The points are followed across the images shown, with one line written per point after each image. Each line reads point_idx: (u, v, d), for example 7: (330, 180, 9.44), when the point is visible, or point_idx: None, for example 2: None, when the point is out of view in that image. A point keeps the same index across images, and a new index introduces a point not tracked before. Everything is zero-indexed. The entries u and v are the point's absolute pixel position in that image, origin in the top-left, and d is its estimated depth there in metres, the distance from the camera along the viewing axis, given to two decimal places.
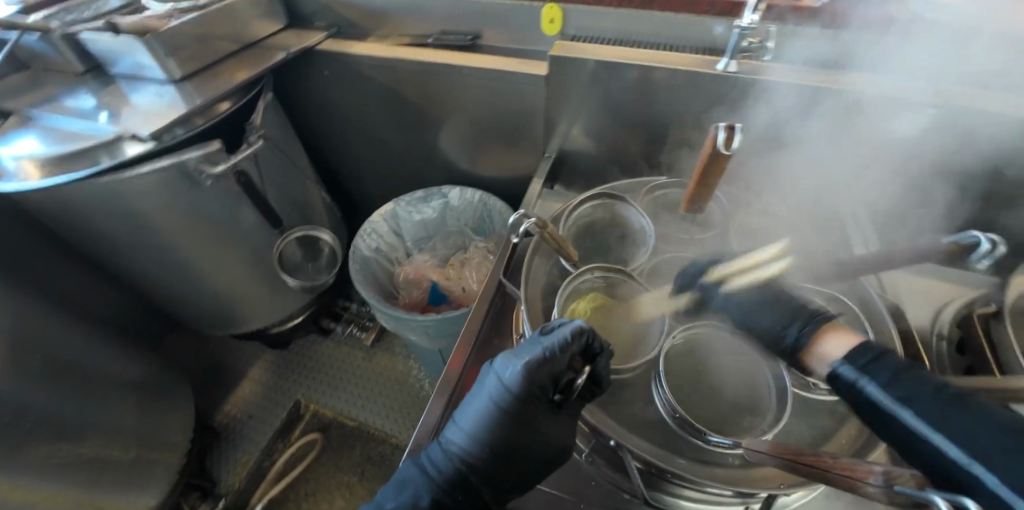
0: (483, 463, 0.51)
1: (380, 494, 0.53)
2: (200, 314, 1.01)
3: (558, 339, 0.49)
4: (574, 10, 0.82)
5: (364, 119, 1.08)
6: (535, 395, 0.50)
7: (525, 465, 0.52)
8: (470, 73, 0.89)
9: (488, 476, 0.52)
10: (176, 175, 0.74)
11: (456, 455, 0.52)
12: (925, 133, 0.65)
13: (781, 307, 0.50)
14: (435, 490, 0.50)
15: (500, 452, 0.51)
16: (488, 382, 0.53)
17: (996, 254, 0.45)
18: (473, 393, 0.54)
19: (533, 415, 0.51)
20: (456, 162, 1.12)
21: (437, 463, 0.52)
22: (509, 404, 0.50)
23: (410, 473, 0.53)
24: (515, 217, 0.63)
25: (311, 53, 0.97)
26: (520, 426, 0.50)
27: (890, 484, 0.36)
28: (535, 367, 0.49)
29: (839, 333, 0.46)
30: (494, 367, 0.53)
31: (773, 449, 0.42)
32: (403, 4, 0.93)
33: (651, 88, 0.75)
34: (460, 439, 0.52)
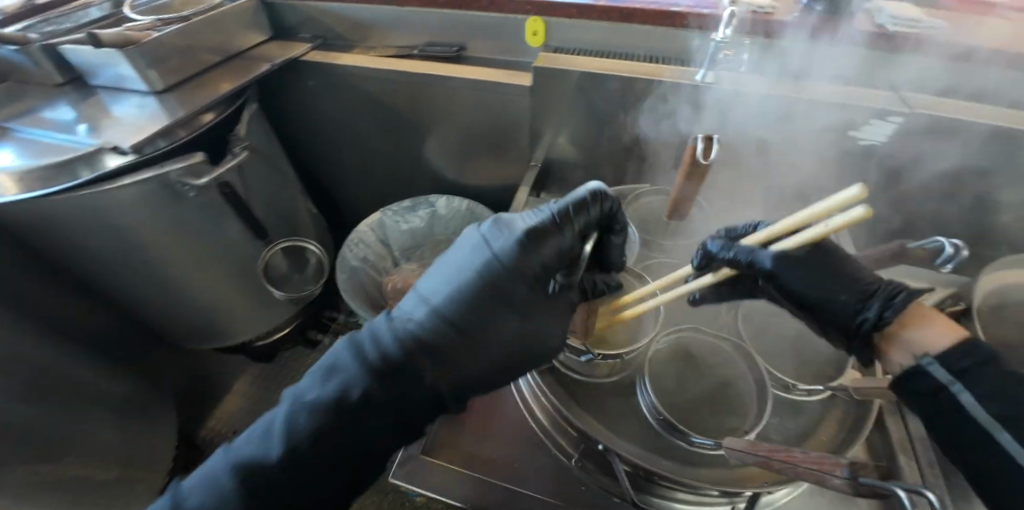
0: (434, 337, 0.45)
1: (306, 379, 0.48)
2: (186, 324, 1.01)
3: (567, 207, 0.48)
4: (557, 22, 0.82)
5: (350, 127, 1.08)
6: (523, 268, 0.46)
7: (481, 363, 0.46)
8: (454, 84, 0.89)
9: (439, 360, 0.45)
10: (156, 188, 0.73)
11: (406, 330, 0.46)
12: (897, 142, 0.66)
13: (862, 283, 0.44)
14: (371, 370, 0.45)
15: (460, 329, 0.45)
16: (472, 249, 0.49)
17: (960, 256, 0.41)
18: (453, 254, 0.50)
19: (509, 288, 0.46)
20: (443, 170, 1.12)
21: (387, 334, 0.47)
22: (491, 267, 0.46)
23: (344, 356, 0.48)
24: None
25: (296, 64, 0.97)
26: (491, 296, 0.45)
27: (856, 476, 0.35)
28: (532, 233, 0.46)
29: (937, 322, 0.41)
30: (481, 231, 0.50)
31: (751, 447, 0.38)
32: (386, 15, 0.93)
33: (632, 101, 0.75)
34: (421, 308, 0.47)
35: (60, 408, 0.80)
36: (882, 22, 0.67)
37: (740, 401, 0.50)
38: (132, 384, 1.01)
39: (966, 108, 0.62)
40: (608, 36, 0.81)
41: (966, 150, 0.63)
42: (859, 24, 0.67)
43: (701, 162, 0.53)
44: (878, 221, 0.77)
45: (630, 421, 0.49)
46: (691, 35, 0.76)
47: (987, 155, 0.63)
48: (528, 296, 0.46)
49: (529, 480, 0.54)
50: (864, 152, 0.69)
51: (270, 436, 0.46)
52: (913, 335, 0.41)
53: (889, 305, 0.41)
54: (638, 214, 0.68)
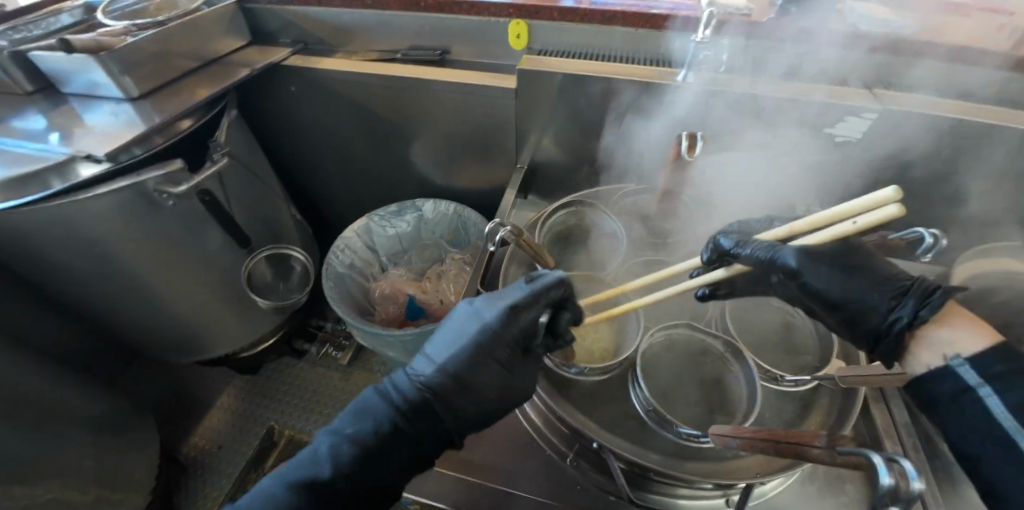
0: (447, 389, 0.47)
1: (337, 420, 0.49)
2: (166, 337, 0.98)
3: (541, 283, 0.48)
4: (539, 25, 0.83)
5: (333, 131, 1.07)
6: (510, 340, 0.48)
7: (488, 410, 0.48)
8: (438, 87, 0.89)
9: (454, 415, 0.47)
10: (132, 197, 0.71)
11: (421, 383, 0.48)
12: (871, 138, 0.68)
13: (893, 287, 0.43)
14: (394, 408, 0.47)
15: (467, 384, 0.47)
16: (464, 318, 0.51)
17: (940, 246, 0.43)
18: (447, 326, 0.52)
19: (500, 356, 0.48)
20: (429, 174, 1.11)
21: (400, 389, 0.48)
22: (484, 338, 0.48)
23: (370, 402, 0.49)
24: (490, 225, 0.58)
25: (277, 68, 0.95)
26: (487, 363, 0.48)
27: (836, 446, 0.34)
28: (515, 308, 0.48)
29: (966, 321, 0.38)
30: (473, 304, 0.51)
31: (734, 432, 0.39)
32: (368, 20, 0.92)
33: (615, 102, 0.76)
34: (428, 368, 0.49)
35: (32, 428, 0.76)
36: (853, 22, 0.69)
37: (728, 394, 0.50)
38: (110, 400, 0.97)
39: (933, 104, 0.65)
40: (591, 38, 0.82)
41: (936, 143, 0.66)
42: (832, 24, 0.69)
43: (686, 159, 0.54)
44: None
45: (622, 419, 0.49)
46: (672, 37, 0.77)
47: (954, 148, 0.66)
48: (508, 365, 0.48)
49: (523, 481, 0.53)
50: (841, 148, 0.71)
51: (318, 457, 0.45)
52: (940, 333, 0.39)
53: (921, 304, 0.40)
54: (625, 212, 0.68)
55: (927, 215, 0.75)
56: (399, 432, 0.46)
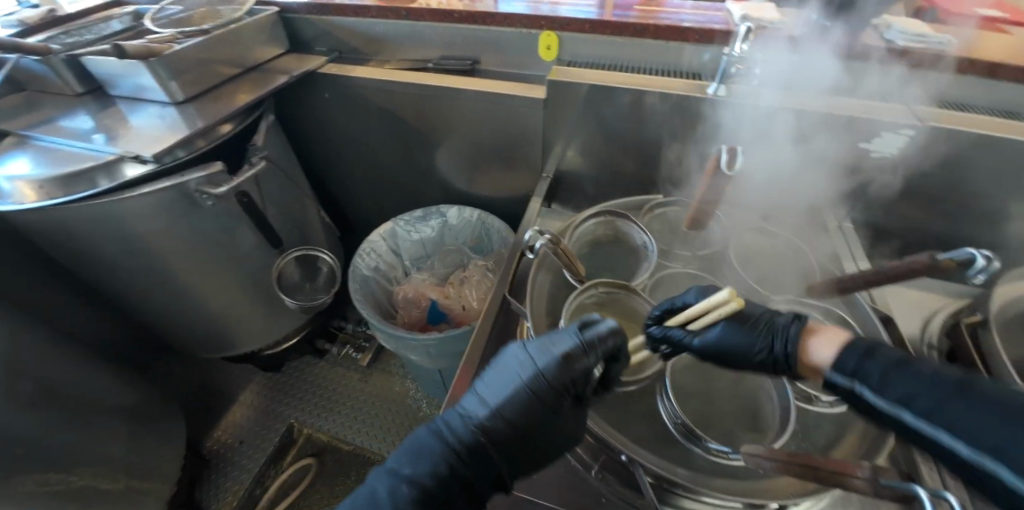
0: (500, 434, 0.48)
1: (392, 459, 0.50)
2: (196, 332, 1.01)
3: (596, 333, 0.48)
4: (570, 37, 0.84)
5: (362, 137, 1.09)
6: (564, 388, 0.48)
7: (537, 453, 0.49)
8: (467, 96, 0.90)
9: (504, 459, 0.48)
10: (175, 197, 0.74)
11: (473, 426, 0.49)
12: (908, 155, 0.67)
13: (766, 324, 0.48)
14: (448, 448, 0.48)
15: (520, 428, 0.48)
16: (516, 362, 0.50)
17: (992, 268, 0.43)
18: (497, 367, 0.51)
19: (553, 405, 0.48)
20: (453, 181, 1.13)
21: (454, 430, 0.49)
22: (538, 386, 0.48)
23: (425, 441, 0.49)
24: (529, 232, 0.60)
25: (312, 76, 0.98)
26: (540, 411, 0.48)
27: (875, 476, 0.35)
28: (571, 357, 0.47)
29: (823, 334, 0.47)
30: (527, 348, 0.51)
31: (769, 451, 0.39)
32: (401, 30, 0.95)
33: (644, 113, 0.76)
34: (480, 411, 0.49)
35: (70, 415, 0.80)
36: (892, 38, 0.68)
37: (760, 414, 0.49)
38: (142, 391, 1.01)
39: (974, 121, 0.64)
40: (621, 51, 0.82)
41: (976, 162, 0.64)
42: (868, 39, 0.68)
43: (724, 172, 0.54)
44: (889, 232, 0.77)
45: (649, 432, 0.49)
46: (704, 50, 0.78)
47: (997, 167, 0.64)
48: (561, 414, 0.48)
49: (547, 491, 0.53)
50: (875, 165, 0.69)
51: (378, 499, 0.46)
52: (810, 349, 0.47)
53: (787, 338, 0.46)
54: (653, 224, 0.68)
55: (965, 235, 0.73)
56: (453, 475, 0.47)
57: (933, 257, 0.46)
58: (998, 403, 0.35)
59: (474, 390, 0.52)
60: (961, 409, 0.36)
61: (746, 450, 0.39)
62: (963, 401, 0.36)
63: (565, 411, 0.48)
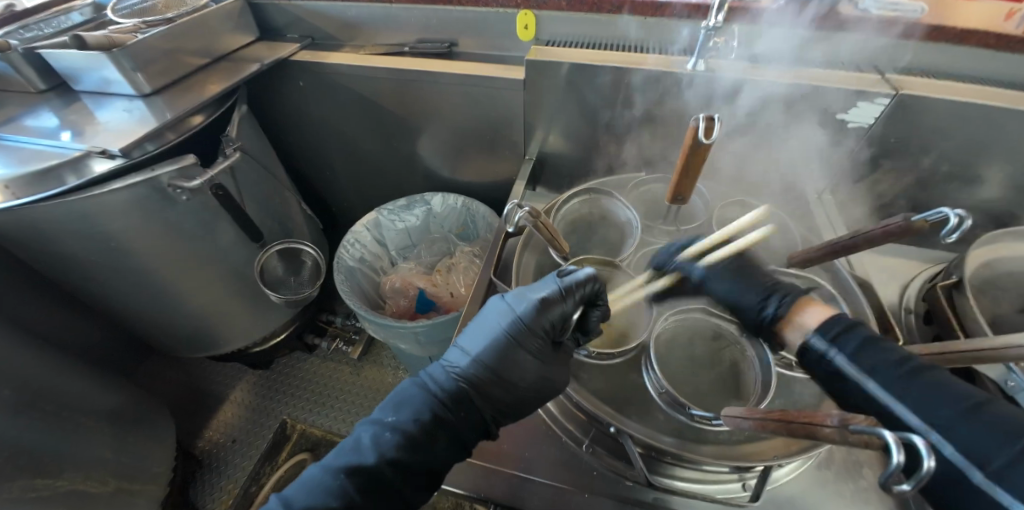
0: (482, 379, 0.49)
1: (377, 411, 0.49)
2: (180, 332, 0.99)
3: (573, 279, 0.49)
4: (548, 16, 0.82)
5: (341, 127, 1.07)
6: (542, 333, 0.49)
7: (521, 400, 0.49)
8: (446, 80, 0.89)
9: (488, 404, 0.49)
10: (147, 193, 0.72)
11: (457, 375, 0.50)
12: (883, 124, 0.68)
13: (772, 284, 0.53)
14: (434, 398, 0.48)
15: (501, 375, 0.49)
16: (496, 311, 0.52)
17: (965, 226, 0.44)
18: (479, 320, 0.53)
19: (533, 349, 0.50)
20: (437, 169, 1.12)
21: (438, 382, 0.50)
22: (518, 333, 0.49)
23: (409, 393, 0.50)
24: (508, 207, 0.58)
25: (285, 64, 0.96)
26: (521, 355, 0.49)
27: (846, 423, 0.32)
28: (547, 302, 0.49)
29: (816, 307, 0.49)
30: (505, 298, 0.52)
31: (746, 413, 0.40)
32: (375, 14, 0.92)
33: (625, 91, 0.75)
34: (463, 361, 0.51)
35: (54, 420, 0.78)
36: (867, 7, 0.69)
37: (742, 378, 0.50)
38: (129, 395, 0.99)
39: (945, 87, 0.65)
40: (600, 28, 0.81)
41: (947, 128, 0.66)
42: (844, 9, 0.69)
43: (703, 142, 0.53)
44: (866, 201, 0.79)
45: (637, 403, 0.49)
46: (682, 26, 0.77)
47: (968, 131, 0.66)
48: (541, 356, 0.50)
49: (539, 467, 0.53)
50: (851, 136, 0.71)
51: (363, 445, 0.46)
52: (801, 318, 0.49)
53: (780, 302, 0.50)
54: (637, 202, 0.69)
55: (938, 200, 0.75)
56: (439, 423, 0.47)
57: (907, 220, 0.46)
58: (957, 394, 0.38)
59: (457, 343, 0.53)
60: (922, 390, 0.39)
61: (726, 415, 0.40)
62: (926, 384, 0.39)
63: (545, 355, 0.50)
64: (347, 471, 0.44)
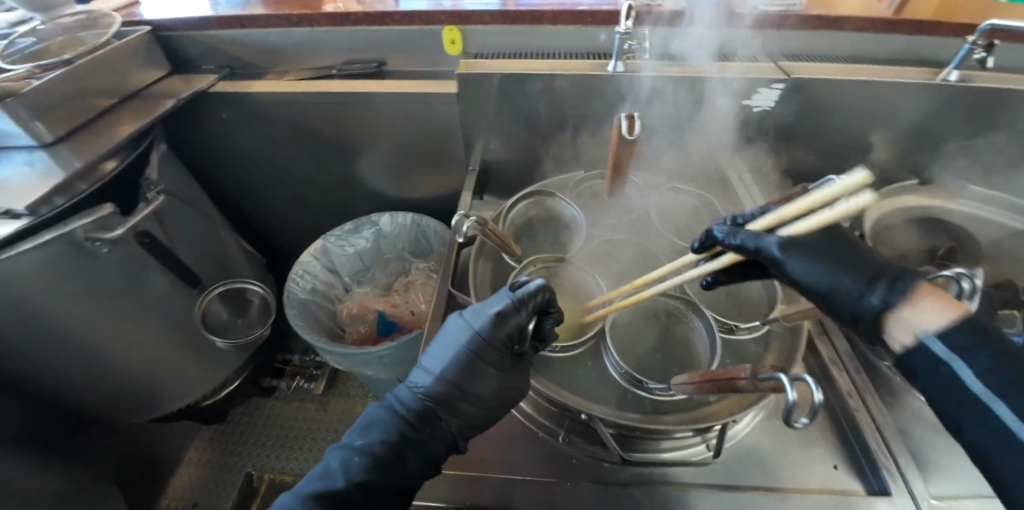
0: (446, 396, 0.50)
1: (345, 436, 0.49)
2: (119, 398, 0.91)
3: (526, 291, 0.49)
4: (472, 30, 0.85)
5: (275, 156, 1.03)
6: (500, 347, 0.49)
7: (486, 410, 0.50)
8: (379, 99, 0.88)
9: (453, 417, 0.50)
10: (62, 250, 0.66)
11: (421, 394, 0.50)
12: (783, 104, 0.76)
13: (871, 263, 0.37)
14: (400, 418, 0.48)
15: (465, 390, 0.49)
16: (455, 327, 0.51)
17: None
18: (440, 338, 0.52)
19: (493, 361, 0.50)
20: (382, 188, 1.10)
21: (403, 401, 0.50)
22: (477, 348, 0.49)
23: (376, 415, 0.50)
24: (457, 218, 0.59)
25: (204, 96, 0.91)
26: (483, 369, 0.49)
27: (757, 374, 0.36)
28: (503, 316, 0.48)
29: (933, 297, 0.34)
30: (463, 315, 0.52)
31: (693, 378, 0.43)
32: (297, 39, 0.90)
33: (555, 95, 0.79)
34: (426, 379, 0.51)
35: None
36: (756, 4, 0.77)
37: (693, 352, 0.54)
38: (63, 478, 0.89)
39: (826, 69, 0.74)
40: (523, 37, 0.85)
41: (834, 103, 0.75)
42: (736, 6, 0.76)
43: (627, 139, 0.57)
44: (779, 174, 0.88)
45: (605, 387, 0.52)
46: (599, 31, 0.82)
47: (849, 104, 0.75)
48: (500, 369, 0.50)
49: (522, 466, 0.54)
50: (757, 118, 0.78)
51: (332, 470, 0.45)
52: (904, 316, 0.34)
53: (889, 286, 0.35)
54: (579, 198, 0.72)
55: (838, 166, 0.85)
56: (406, 442, 0.47)
57: (806, 188, 0.51)
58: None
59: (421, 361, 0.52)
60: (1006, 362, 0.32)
61: (676, 385, 0.44)
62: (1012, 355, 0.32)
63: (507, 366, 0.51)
64: (315, 498, 0.43)
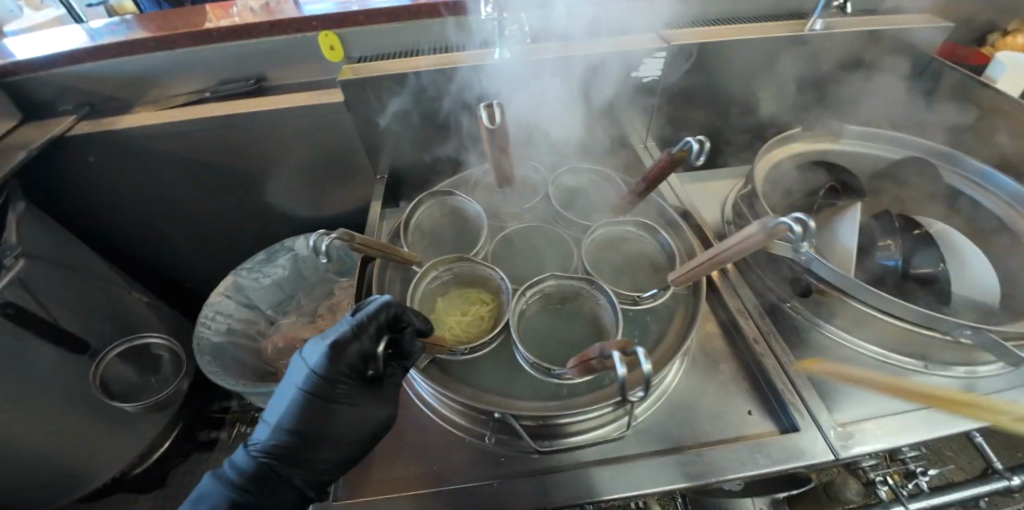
0: (289, 446, 0.47)
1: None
2: (26, 495, 0.80)
3: (364, 314, 0.47)
4: (350, 33, 0.80)
5: (164, 193, 0.95)
6: (346, 374, 0.48)
7: (339, 448, 0.48)
8: (265, 118, 0.83)
9: (299, 467, 0.48)
10: None
11: (259, 451, 0.48)
12: (668, 71, 0.78)
13: None
14: (236, 483, 0.47)
15: (307, 435, 0.48)
16: (297, 367, 0.50)
17: (706, 146, 0.51)
18: (284, 381, 0.50)
19: (340, 394, 0.48)
20: (292, 211, 1.05)
21: (240, 461, 0.48)
22: (317, 385, 0.47)
23: (209, 484, 0.47)
24: (316, 237, 0.51)
25: (63, 141, 0.82)
26: (328, 407, 0.48)
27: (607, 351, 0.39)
28: (340, 346, 0.47)
29: None
30: (303, 353, 0.50)
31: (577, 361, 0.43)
32: (161, 65, 0.83)
33: (446, 91, 0.77)
34: (267, 432, 0.48)
35: None
36: None
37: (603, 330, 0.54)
38: None
39: (700, 31, 0.77)
40: (405, 34, 0.82)
41: (712, 65, 0.78)
42: None
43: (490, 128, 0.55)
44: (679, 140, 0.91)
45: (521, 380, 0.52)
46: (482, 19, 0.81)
47: (727, 64, 0.78)
48: (348, 401, 0.49)
49: (453, 475, 0.53)
50: (647, 88, 0.80)
51: None
52: None
53: None
54: (482, 193, 0.71)
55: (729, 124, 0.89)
56: (241, 506, 0.46)
57: (669, 153, 0.53)
58: None
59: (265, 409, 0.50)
60: None
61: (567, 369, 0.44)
62: None
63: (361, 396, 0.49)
64: None
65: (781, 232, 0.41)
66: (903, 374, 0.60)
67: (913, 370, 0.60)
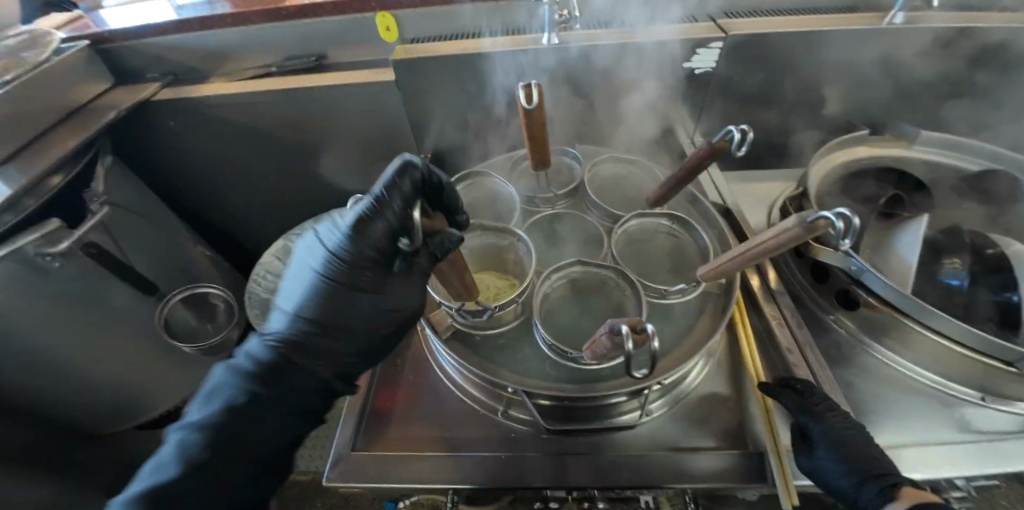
0: (302, 339, 0.49)
1: (193, 405, 0.50)
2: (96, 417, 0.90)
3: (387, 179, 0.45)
4: (406, 14, 0.83)
5: (230, 159, 1.03)
6: (369, 258, 0.47)
7: (357, 337, 0.51)
8: (324, 95, 0.88)
9: (313, 360, 0.50)
10: (13, 268, 0.66)
11: (274, 342, 0.49)
12: (722, 64, 0.75)
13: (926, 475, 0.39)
14: (248, 376, 0.49)
15: (326, 327, 0.50)
16: (311, 249, 0.50)
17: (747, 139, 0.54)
18: (300, 264, 0.51)
19: (366, 274, 0.48)
20: (343, 186, 1.11)
21: (254, 352, 0.50)
22: (337, 266, 0.47)
23: (228, 372, 0.51)
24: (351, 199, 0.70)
25: (148, 105, 0.91)
26: (350, 290, 0.48)
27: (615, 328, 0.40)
28: (360, 224, 0.46)
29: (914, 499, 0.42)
30: (318, 233, 0.50)
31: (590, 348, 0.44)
32: (235, 39, 0.89)
33: (491, 72, 0.77)
34: (279, 326, 0.50)
35: None
36: None
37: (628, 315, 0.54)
38: None
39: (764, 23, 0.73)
40: (457, 18, 0.83)
41: (772, 60, 0.74)
42: None
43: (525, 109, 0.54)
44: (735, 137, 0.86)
45: (536, 362, 0.53)
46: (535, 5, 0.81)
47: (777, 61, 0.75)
48: (373, 280, 0.49)
49: (466, 442, 0.55)
50: (698, 81, 0.77)
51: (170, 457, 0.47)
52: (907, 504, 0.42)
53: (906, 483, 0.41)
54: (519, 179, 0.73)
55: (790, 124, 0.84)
56: (257, 391, 0.49)
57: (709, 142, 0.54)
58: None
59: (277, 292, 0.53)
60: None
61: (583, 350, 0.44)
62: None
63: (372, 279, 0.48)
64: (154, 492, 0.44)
65: (822, 226, 0.39)
66: (958, 405, 0.54)
67: (968, 401, 0.54)
